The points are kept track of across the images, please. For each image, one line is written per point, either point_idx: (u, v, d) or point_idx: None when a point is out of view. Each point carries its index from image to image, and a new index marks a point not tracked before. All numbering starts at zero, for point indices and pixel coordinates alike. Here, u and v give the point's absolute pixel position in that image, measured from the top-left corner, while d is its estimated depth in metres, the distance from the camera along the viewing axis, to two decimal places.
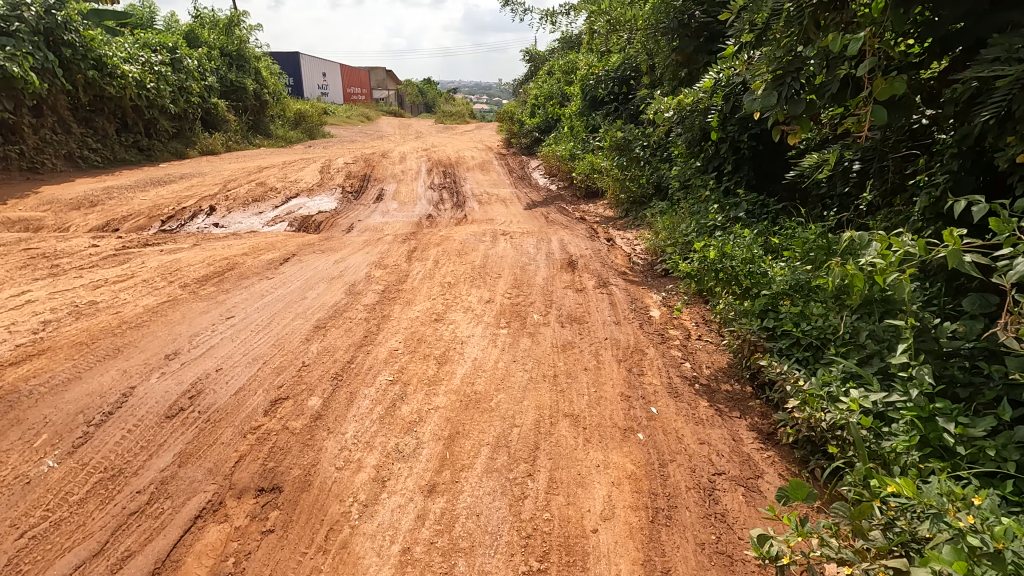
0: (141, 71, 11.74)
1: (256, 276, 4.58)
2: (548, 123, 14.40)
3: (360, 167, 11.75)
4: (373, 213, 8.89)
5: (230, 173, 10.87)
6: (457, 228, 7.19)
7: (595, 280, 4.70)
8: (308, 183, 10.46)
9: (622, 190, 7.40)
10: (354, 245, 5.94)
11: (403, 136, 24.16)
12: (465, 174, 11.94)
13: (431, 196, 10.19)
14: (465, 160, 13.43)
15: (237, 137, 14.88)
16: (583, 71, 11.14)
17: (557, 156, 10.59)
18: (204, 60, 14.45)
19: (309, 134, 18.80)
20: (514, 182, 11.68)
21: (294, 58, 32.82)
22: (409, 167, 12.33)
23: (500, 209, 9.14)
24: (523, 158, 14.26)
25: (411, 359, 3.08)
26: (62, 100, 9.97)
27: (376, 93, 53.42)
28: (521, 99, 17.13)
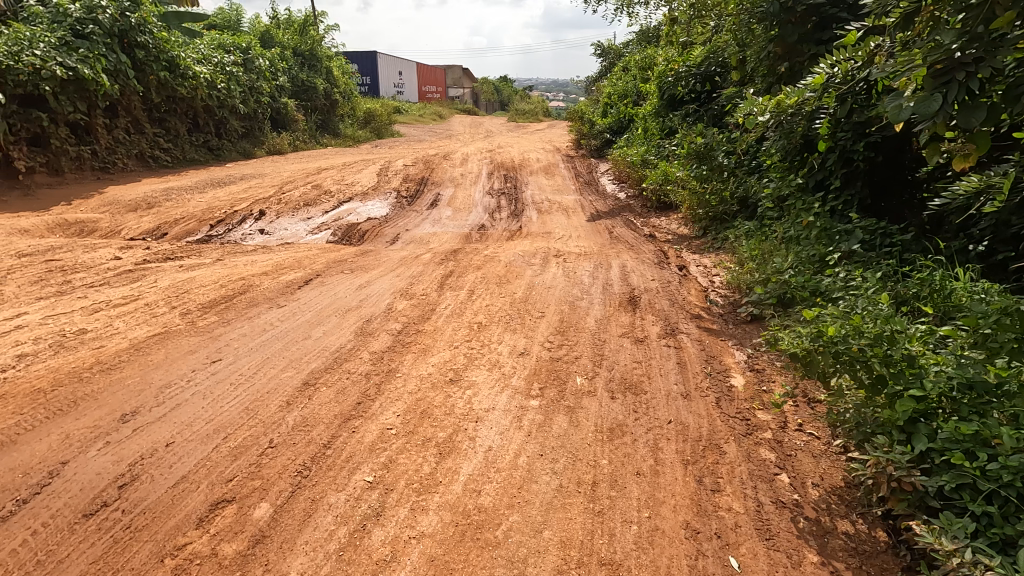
0: (213, 71, 11.90)
1: (266, 303, 4.06)
2: (620, 123, 13.38)
3: (418, 170, 11.32)
4: (424, 220, 8.36)
5: (289, 174, 10.75)
6: (507, 243, 6.47)
7: (661, 326, 3.80)
8: (363, 186, 10.12)
9: (700, 206, 6.38)
10: (388, 262, 5.37)
11: (472, 135, 23.81)
12: (527, 179, 11.22)
13: (488, 203, 9.55)
14: (529, 163, 12.70)
15: (305, 137, 14.95)
16: (661, 67, 10.09)
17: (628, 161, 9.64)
18: (276, 60, 14.61)
19: (377, 133, 18.76)
20: (579, 188, 10.82)
21: (371, 57, 33.40)
22: (469, 170, 11.77)
23: (560, 220, 8.33)
24: (592, 162, 13.34)
25: (406, 444, 2.38)
26: (135, 101, 10.18)
27: (451, 91, 53.82)
28: (593, 98, 16.17)
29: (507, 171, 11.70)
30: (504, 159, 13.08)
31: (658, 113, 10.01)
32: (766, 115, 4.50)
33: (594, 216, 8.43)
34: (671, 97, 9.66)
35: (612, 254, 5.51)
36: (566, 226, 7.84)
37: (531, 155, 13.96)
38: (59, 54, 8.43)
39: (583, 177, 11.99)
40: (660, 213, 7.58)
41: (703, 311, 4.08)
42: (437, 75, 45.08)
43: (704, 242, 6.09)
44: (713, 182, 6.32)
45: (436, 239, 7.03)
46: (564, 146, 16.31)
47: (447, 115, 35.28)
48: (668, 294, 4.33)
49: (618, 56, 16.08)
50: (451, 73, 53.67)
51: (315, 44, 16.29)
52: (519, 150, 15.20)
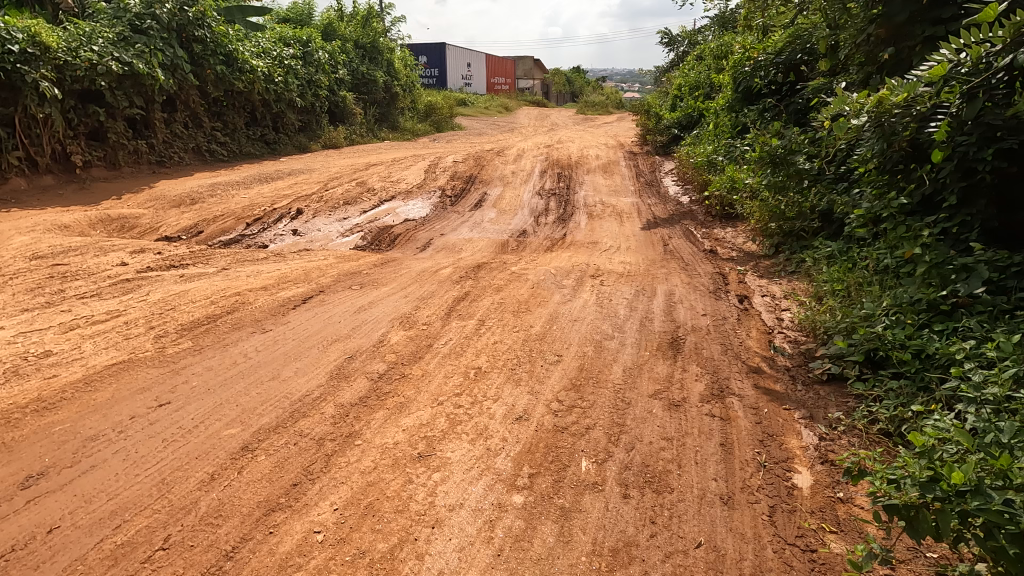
0: (271, 65, 11.96)
1: (251, 325, 3.64)
2: (690, 118, 12.29)
3: (467, 167, 10.84)
4: (463, 223, 7.85)
5: (337, 169, 10.59)
6: (544, 255, 5.82)
7: (707, 383, 3.02)
8: (408, 183, 9.76)
9: (773, 219, 5.42)
10: (404, 276, 4.87)
11: (535, 129, 23.16)
12: (582, 179, 10.46)
13: (536, 205, 8.91)
14: (586, 161, 11.90)
15: (362, 131, 14.88)
16: (737, 56, 9.02)
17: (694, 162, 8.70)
18: (336, 53, 14.60)
19: (437, 126, 18.50)
20: (639, 190, 9.94)
21: (440, 49, 33.39)
22: (521, 168, 11.14)
23: (610, 227, 7.56)
24: (656, 160, 12.34)
25: (331, 560, 1.81)
26: (193, 95, 10.32)
27: (520, 83, 53.25)
28: (662, 89, 15.04)
29: (562, 169, 10.98)
30: (560, 156, 12.35)
31: (732, 107, 8.94)
32: (864, 118, 3.49)
33: (650, 224, 7.58)
34: (748, 89, 8.57)
35: (659, 275, 4.73)
36: (615, 235, 7.07)
37: (590, 152, 13.14)
38: (116, 49, 8.59)
39: (645, 177, 11.05)
40: (725, 224, 6.64)
41: (764, 362, 3.25)
42: (507, 66, 44.60)
43: (775, 263, 5.15)
44: (790, 192, 5.34)
45: (469, 246, 6.49)
46: (628, 141, 15.31)
47: (514, 107, 34.74)
48: (720, 336, 3.53)
49: (692, 44, 14.85)
50: (521, 64, 53.05)
51: (377, 36, 16.17)
52: (579, 146, 14.40)
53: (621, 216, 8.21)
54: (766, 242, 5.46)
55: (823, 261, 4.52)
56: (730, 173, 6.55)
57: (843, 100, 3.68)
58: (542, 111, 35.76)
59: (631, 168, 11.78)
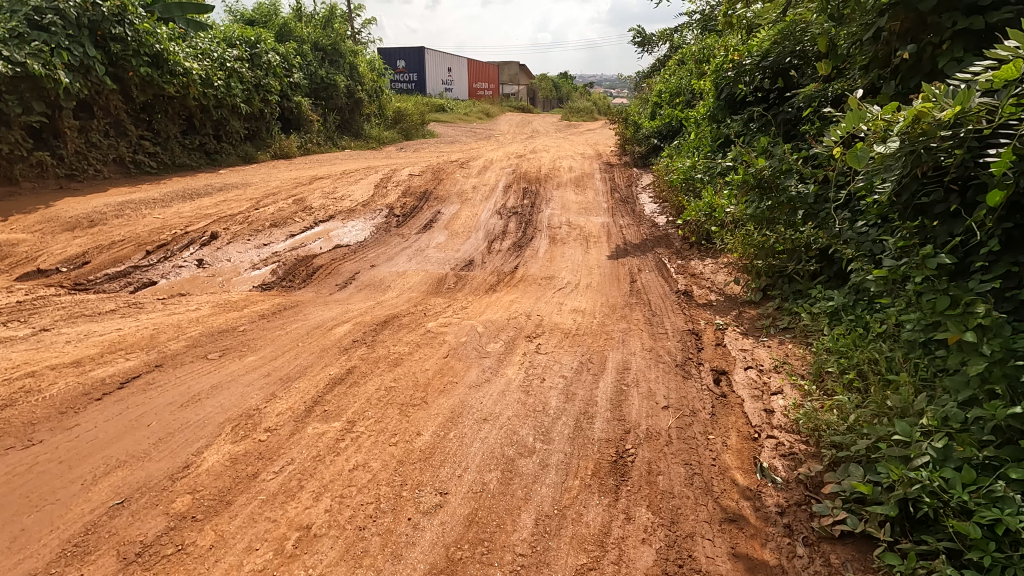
0: (209, 67, 10.88)
1: (17, 431, 2.55)
2: (671, 128, 11.37)
3: (423, 181, 9.80)
4: (404, 250, 6.79)
5: (277, 184, 9.52)
6: (482, 299, 4.79)
7: (660, 547, 1.98)
8: (353, 201, 8.72)
9: (760, 257, 4.43)
10: (289, 334, 3.80)
11: (515, 136, 22.20)
12: (549, 196, 9.46)
13: (493, 226, 7.90)
14: (557, 175, 10.91)
15: (320, 139, 13.82)
16: (719, 59, 8.10)
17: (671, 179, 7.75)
18: (291, 55, 13.57)
19: (406, 134, 17.47)
20: (611, 209, 8.97)
21: (419, 54, 32.43)
22: (484, 182, 10.11)
23: (572, 256, 6.54)
24: (633, 173, 11.39)
25: None
26: (112, 100, 9.20)
27: (505, 88, 52.44)
28: (642, 96, 14.12)
29: (528, 185, 9.98)
30: (529, 168, 11.35)
31: (714, 117, 7.98)
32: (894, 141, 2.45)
33: (618, 252, 6.58)
34: (731, 97, 7.62)
35: (614, 335, 3.69)
36: (576, 266, 6.06)
37: (564, 164, 12.16)
38: (5, 48, 7.47)
39: (620, 193, 10.07)
40: (704, 257, 5.65)
41: (748, 500, 2.22)
42: (491, 71, 43.74)
43: (763, 314, 4.15)
44: (780, 224, 4.34)
45: (398, 285, 5.44)
46: (606, 152, 14.37)
47: (496, 114, 33.82)
48: (685, 448, 2.49)
49: (673, 49, 13.94)
50: (506, 69, 52.21)
51: (338, 38, 15.12)
52: (553, 156, 13.43)
53: (587, 241, 7.21)
54: (753, 286, 4.46)
55: (823, 319, 3.52)
56: (709, 196, 5.56)
57: (859, 116, 2.66)
58: (525, 117, 34.90)
59: (605, 182, 10.80)
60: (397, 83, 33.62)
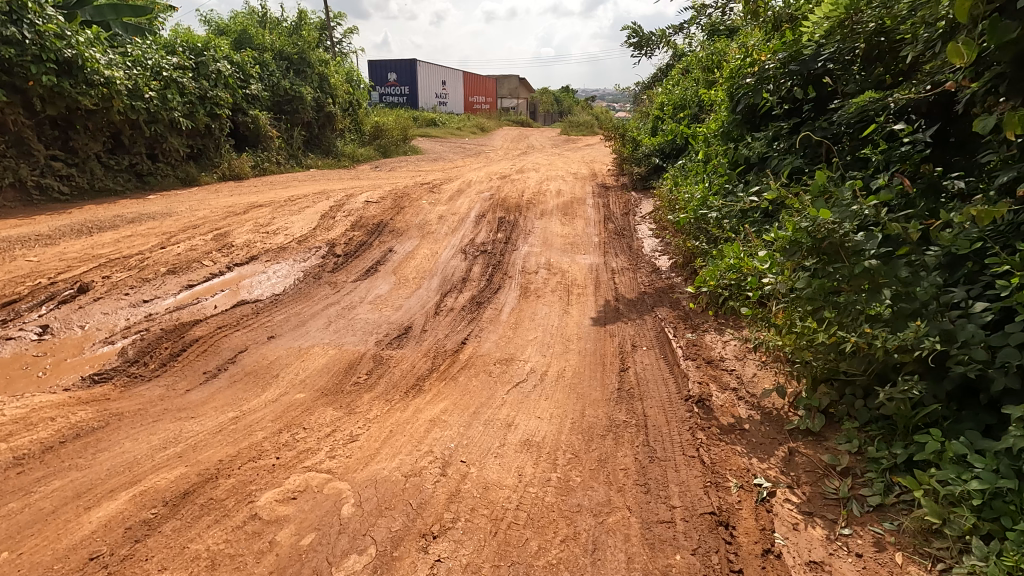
0: (140, 76, 9.47)
1: None
2: (674, 145, 9.92)
3: (380, 210, 8.28)
4: (327, 309, 5.22)
5: (204, 213, 8.02)
6: (394, 409, 3.20)
7: None
8: (288, 236, 7.19)
9: (818, 357, 2.83)
10: (16, 517, 2.21)
11: (507, 153, 20.77)
12: (529, 229, 7.92)
13: (454, 270, 6.35)
14: (542, 201, 9.38)
15: (280, 158, 12.37)
16: (734, 64, 6.66)
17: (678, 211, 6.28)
18: (248, 64, 12.19)
19: (384, 151, 16.03)
20: (603, 245, 7.44)
21: (411, 66, 31.20)
22: (453, 210, 8.59)
23: (544, 317, 4.97)
24: (631, 198, 9.84)
25: None
26: (7, 114, 7.75)
27: (504, 102, 51.29)
28: (641, 110, 12.64)
29: (505, 214, 8.44)
30: (509, 193, 9.82)
31: (730, 135, 6.50)
32: None
33: (607, 313, 4.99)
34: (750, 109, 6.16)
35: (579, 529, 2.14)
36: (547, 337, 4.47)
37: (551, 186, 10.65)
38: None
39: (614, 223, 8.52)
40: (722, 334, 4.05)
41: None
42: (488, 85, 42.60)
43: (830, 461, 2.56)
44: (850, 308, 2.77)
45: (289, 373, 3.83)
46: (602, 172, 12.85)
47: (491, 128, 32.47)
48: None
49: (677, 57, 12.47)
50: (505, 83, 51.12)
51: (305, 47, 13.73)
52: (541, 177, 11.91)
53: (568, 293, 5.62)
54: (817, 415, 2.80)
55: (964, 513, 1.93)
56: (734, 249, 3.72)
57: None
58: (522, 131, 33.56)
59: (598, 210, 9.26)
60: (387, 96, 32.36)
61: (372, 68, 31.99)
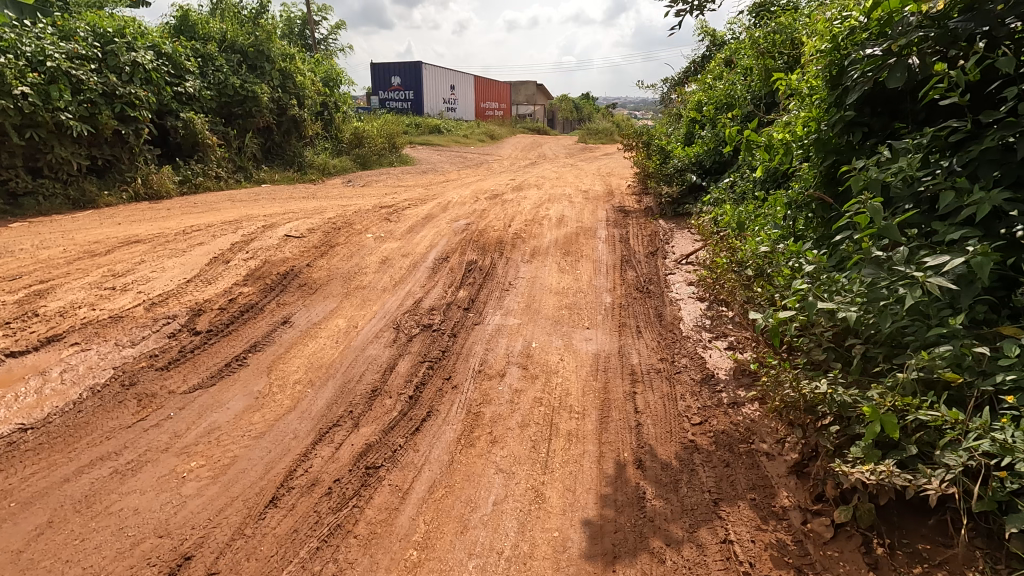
0: (10, 66, 7.26)
1: None
2: (721, 159, 7.41)
3: (299, 249, 5.84)
4: (78, 477, 2.72)
5: (48, 253, 5.67)
6: None
7: None
8: (139, 296, 4.79)
9: None
10: None
11: (514, 163, 18.33)
12: (507, 284, 5.39)
13: (367, 366, 3.86)
14: (533, 235, 6.84)
15: (221, 171, 10.09)
16: (835, 26, 4.13)
17: (754, 281, 3.78)
18: (183, 56, 9.98)
19: (364, 161, 13.71)
20: (618, 312, 4.90)
21: (415, 70, 29.06)
22: (406, 249, 6.12)
23: (488, 521, 2.42)
24: (660, 229, 7.24)
25: None
26: None
27: (520, 109, 48.97)
28: (671, 111, 10.09)
29: (478, 258, 5.91)
30: (492, 222, 7.30)
31: (824, 140, 3.96)
32: None
33: (618, 512, 2.42)
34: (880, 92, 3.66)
35: None
36: None
37: (551, 211, 8.12)
38: None
39: (636, 270, 5.93)
40: None
41: None
42: (501, 91, 40.40)
43: None
44: None
45: None
46: (621, 191, 10.28)
47: (503, 135, 30.07)
48: None
49: (718, 45, 9.90)
50: (521, 89, 48.88)
51: (262, 37, 11.51)
52: (542, 197, 9.39)
53: (548, 435, 3.06)
54: None
55: None
56: None
57: None
58: (536, 139, 31.14)
59: (612, 248, 6.68)
60: (390, 101, 30.23)
61: (374, 72, 29.87)
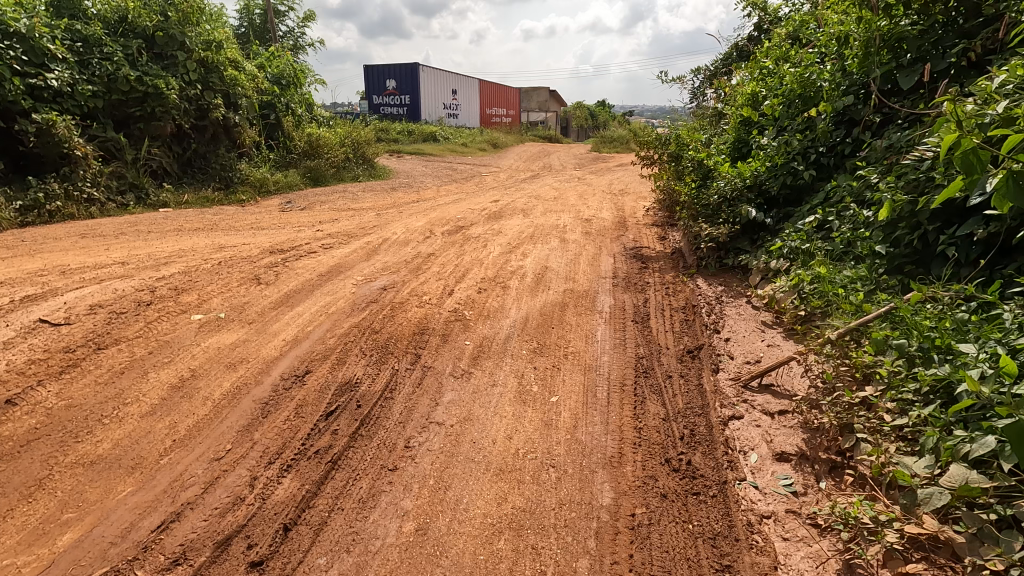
0: None
1: None
2: (797, 183, 4.78)
3: (31, 354, 3.12)
4: None
5: None
6: None
7: None
8: None
9: None
10: None
11: (512, 177, 15.61)
12: (401, 447, 2.67)
13: None
14: (486, 309, 4.08)
15: (94, 191, 7.52)
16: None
17: None
18: (46, 38, 7.45)
19: (318, 175, 11.13)
20: (629, 549, 2.16)
21: (412, 72, 26.63)
22: (246, 351, 3.40)
23: None
24: (699, 296, 4.46)
25: None
26: None
27: (531, 115, 46.39)
28: (707, 112, 7.33)
29: (365, 374, 3.17)
30: (428, 283, 4.56)
31: None
32: None
33: None
34: None
35: None
36: None
37: (530, 258, 5.38)
38: None
39: (662, 398, 3.15)
40: None
41: None
42: (509, 97, 37.87)
43: None
44: None
45: None
46: (637, 220, 7.49)
47: (507, 144, 27.45)
48: None
49: (776, 21, 7.11)
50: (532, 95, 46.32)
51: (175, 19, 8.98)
52: (525, 231, 6.65)
53: None
54: None
55: None
56: None
57: None
58: (545, 148, 28.49)
59: (615, 337, 3.91)
60: (385, 107, 27.82)
61: (368, 74, 27.40)
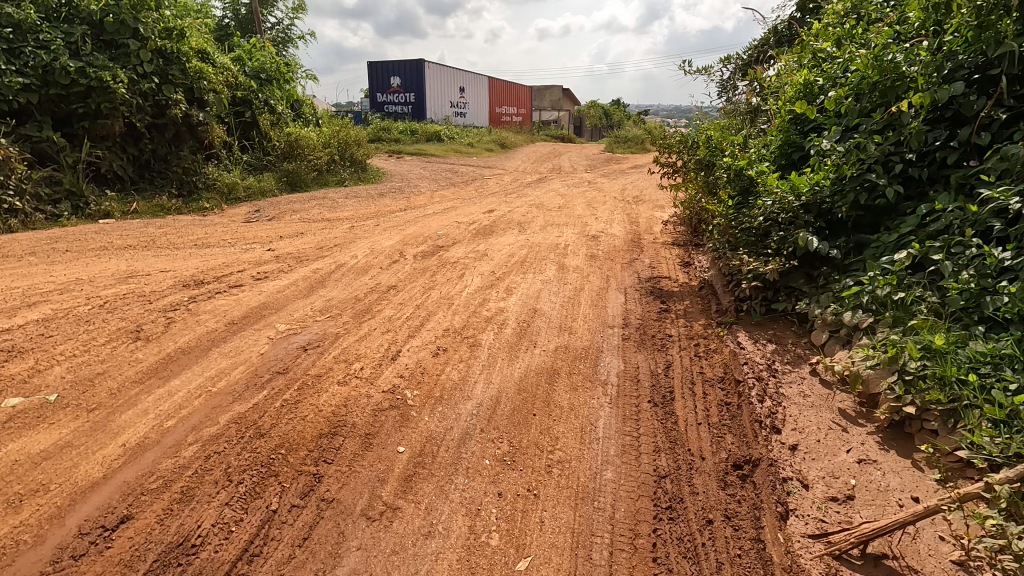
0: None
1: None
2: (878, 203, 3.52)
3: None
4: None
5: None
6: None
7: None
8: None
9: None
10: None
11: (517, 180, 14.36)
12: None
13: None
14: (439, 384, 2.87)
15: (16, 200, 6.45)
16: None
17: None
18: None
19: (296, 179, 10.02)
20: None
21: (416, 68, 25.51)
22: (55, 466, 2.22)
23: None
24: (743, 360, 3.21)
25: None
26: None
27: (544, 115, 45.04)
28: (739, 109, 6.06)
29: (217, 522, 1.97)
30: (369, 337, 3.35)
31: None
32: None
33: None
34: None
35: None
36: None
37: (515, 295, 4.16)
38: None
39: (698, 572, 1.91)
40: None
41: None
42: (520, 95, 36.63)
43: None
44: None
45: None
46: (654, 238, 6.23)
47: (516, 144, 26.22)
48: None
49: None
50: (545, 94, 45.01)
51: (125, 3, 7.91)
52: (516, 254, 5.43)
53: None
54: None
55: None
56: None
57: None
58: (557, 148, 27.16)
59: (623, 434, 2.67)
60: (389, 105, 26.71)
61: (371, 71, 26.34)
